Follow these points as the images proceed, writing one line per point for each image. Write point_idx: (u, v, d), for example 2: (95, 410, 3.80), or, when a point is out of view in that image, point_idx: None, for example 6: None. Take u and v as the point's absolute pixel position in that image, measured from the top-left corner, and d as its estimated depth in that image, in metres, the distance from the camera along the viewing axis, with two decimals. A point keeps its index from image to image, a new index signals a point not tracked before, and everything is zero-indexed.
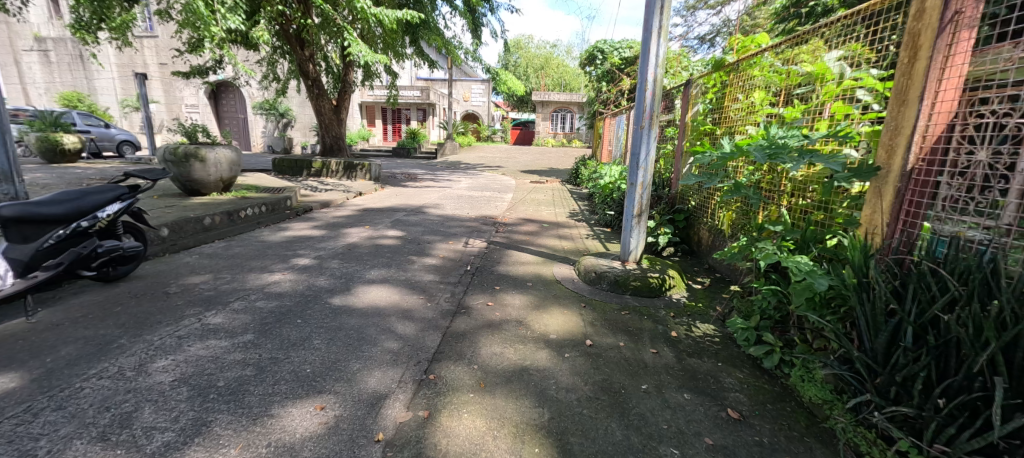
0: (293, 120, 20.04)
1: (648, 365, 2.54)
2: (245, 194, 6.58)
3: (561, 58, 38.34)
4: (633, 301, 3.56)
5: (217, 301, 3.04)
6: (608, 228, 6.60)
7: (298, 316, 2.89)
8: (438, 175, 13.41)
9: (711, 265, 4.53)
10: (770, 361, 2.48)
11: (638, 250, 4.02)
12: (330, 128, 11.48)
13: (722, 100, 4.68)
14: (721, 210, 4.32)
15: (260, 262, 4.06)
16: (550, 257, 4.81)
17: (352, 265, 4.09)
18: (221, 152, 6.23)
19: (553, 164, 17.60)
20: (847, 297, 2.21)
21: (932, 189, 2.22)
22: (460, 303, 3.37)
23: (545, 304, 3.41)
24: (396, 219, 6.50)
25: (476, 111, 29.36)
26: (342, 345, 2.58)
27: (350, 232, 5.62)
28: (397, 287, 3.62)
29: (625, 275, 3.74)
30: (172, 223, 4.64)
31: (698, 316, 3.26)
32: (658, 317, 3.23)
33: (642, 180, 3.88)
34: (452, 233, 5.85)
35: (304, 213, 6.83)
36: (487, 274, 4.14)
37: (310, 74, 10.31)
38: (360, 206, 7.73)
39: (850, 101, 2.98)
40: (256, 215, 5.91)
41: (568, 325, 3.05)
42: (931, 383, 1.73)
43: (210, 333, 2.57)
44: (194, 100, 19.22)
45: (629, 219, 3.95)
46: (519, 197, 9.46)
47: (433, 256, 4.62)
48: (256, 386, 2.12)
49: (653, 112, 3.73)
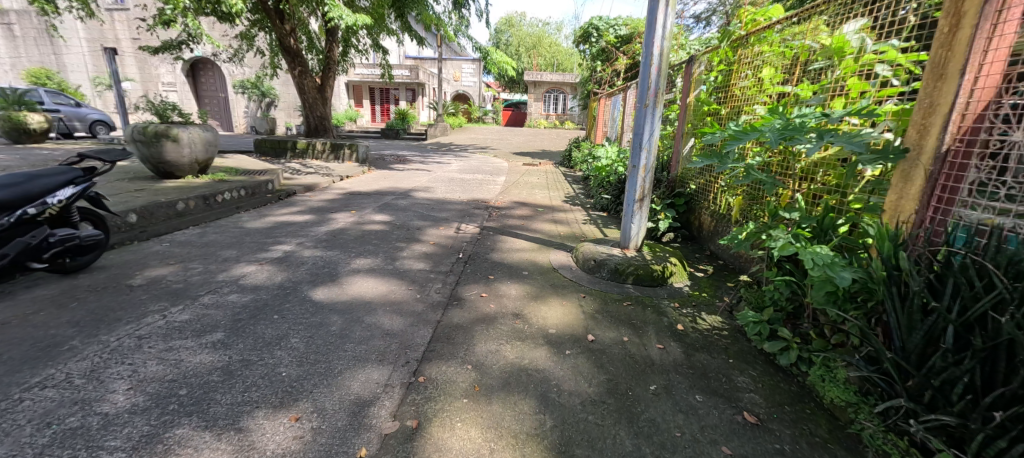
0: (276, 100, 19.42)
1: (655, 363, 2.37)
2: (224, 177, 6.26)
3: (554, 37, 37.51)
4: (634, 290, 3.37)
5: (186, 295, 2.78)
6: (605, 212, 6.40)
7: (275, 311, 2.66)
8: (428, 157, 13.04)
9: (713, 251, 4.41)
10: (787, 358, 2.29)
11: (638, 237, 3.83)
12: (314, 108, 11.02)
13: (729, 78, 4.47)
14: (727, 193, 4.17)
15: (237, 250, 3.80)
16: (545, 243, 4.61)
17: (336, 253, 3.84)
18: (195, 131, 5.86)
19: (545, 147, 17.30)
20: (874, 290, 2.03)
21: (967, 173, 2.05)
22: (452, 294, 3.15)
23: (542, 295, 3.22)
24: (385, 203, 6.22)
25: (467, 91, 28.72)
26: (323, 343, 2.36)
27: (337, 216, 5.35)
28: (385, 278, 3.39)
29: (626, 263, 3.54)
30: (140, 208, 4.33)
31: (704, 306, 3.10)
32: (662, 308, 3.05)
33: (645, 163, 3.66)
34: (443, 217, 5.61)
35: (286, 196, 6.53)
36: (480, 262, 3.94)
37: (292, 49, 9.81)
38: (346, 189, 7.42)
39: (868, 77, 2.79)
40: (234, 199, 5.61)
41: (568, 317, 2.86)
42: (975, 388, 1.58)
43: (176, 332, 2.33)
44: (171, 78, 18.58)
45: (630, 204, 3.75)
46: (512, 180, 9.20)
47: (423, 243, 4.40)
48: (224, 394, 1.90)
49: (657, 90, 3.51)
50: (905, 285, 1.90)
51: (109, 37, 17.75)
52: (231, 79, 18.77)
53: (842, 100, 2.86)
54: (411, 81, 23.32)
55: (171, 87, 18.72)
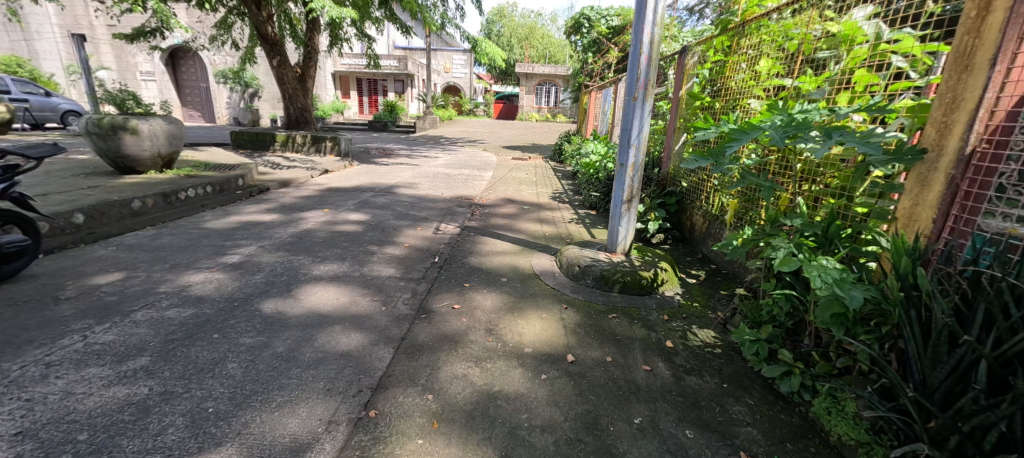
0: (259, 90, 18.87)
1: (641, 389, 2.11)
2: (190, 173, 5.91)
3: (547, 29, 36.98)
4: (621, 300, 3.11)
5: (116, 311, 2.47)
6: (593, 210, 6.16)
7: (216, 329, 2.36)
8: (414, 150, 12.68)
9: (705, 254, 4.19)
10: (788, 385, 2.04)
11: (626, 241, 3.58)
12: (295, 99, 10.60)
13: (724, 70, 4.24)
14: (723, 193, 3.95)
15: (189, 255, 3.47)
16: (528, 245, 4.34)
17: (298, 258, 3.53)
18: (156, 123, 5.49)
19: (535, 140, 16.96)
20: (889, 312, 1.80)
21: (993, 177, 1.82)
22: (421, 306, 2.87)
23: (520, 306, 2.95)
24: (362, 201, 5.90)
25: (458, 83, 28.34)
26: (264, 368, 2.07)
27: (308, 216, 5.03)
28: (349, 287, 3.10)
29: (612, 270, 3.29)
30: (89, 208, 3.99)
31: (696, 318, 2.85)
32: (650, 321, 2.80)
33: (634, 161, 3.38)
34: (423, 216, 5.31)
35: (258, 193, 6.19)
36: (457, 267, 3.65)
37: (270, 37, 9.39)
38: (324, 185, 7.08)
39: (878, 68, 2.58)
40: (198, 196, 5.27)
41: (547, 333, 2.59)
42: (1013, 437, 1.38)
43: (92, 358, 2.03)
44: (150, 67, 18.07)
45: (617, 205, 3.49)
46: (499, 176, 8.89)
47: (397, 245, 4.10)
48: (132, 439, 1.61)
49: (648, 81, 3.21)
50: (928, 308, 1.68)
51: (84, 24, 17.08)
52: (212, 68, 18.23)
53: (847, 95, 2.64)
54: (399, 72, 22.80)
55: (150, 77, 18.25)
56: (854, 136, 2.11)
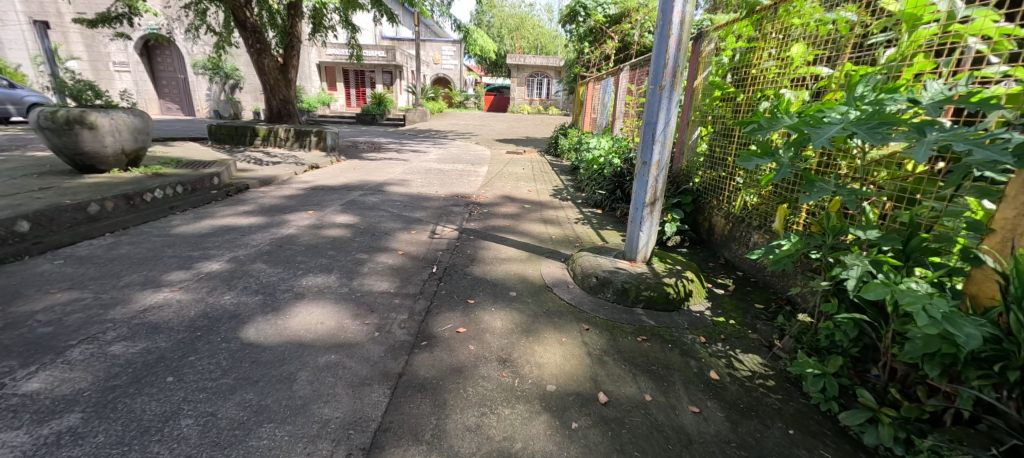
0: (241, 81, 18.11)
1: (694, 440, 1.74)
2: (159, 171, 5.40)
3: (537, 19, 36.18)
4: (648, 317, 2.74)
5: (49, 347, 2.04)
6: (598, 209, 5.80)
7: (172, 371, 1.94)
8: (405, 144, 12.18)
9: (728, 258, 3.87)
10: (875, 437, 1.68)
11: (646, 247, 3.20)
12: (276, 91, 10.02)
13: (747, 57, 3.88)
14: (748, 191, 3.63)
15: (150, 269, 3.03)
16: (535, 251, 3.95)
17: (277, 270, 3.09)
18: (118, 117, 4.98)
19: (529, 133, 16.47)
20: (1012, 353, 1.45)
21: None
22: (421, 330, 2.46)
23: (535, 328, 2.56)
24: (350, 200, 5.44)
25: (448, 74, 27.69)
26: (227, 426, 1.66)
27: (291, 217, 4.55)
28: (335, 306, 2.67)
29: (635, 282, 2.92)
30: (35, 215, 3.52)
31: (737, 340, 2.50)
32: (686, 345, 2.43)
33: (659, 159, 3.00)
34: (417, 218, 4.88)
35: (236, 192, 5.70)
36: (458, 278, 3.25)
37: (248, 23, 8.79)
38: (308, 183, 6.59)
39: (946, 53, 2.27)
40: (167, 198, 4.80)
41: (571, 364, 2.20)
42: None
43: (7, 419, 1.62)
44: (124, 57, 17.28)
45: (639, 208, 3.13)
46: (495, 171, 8.45)
47: (389, 253, 3.68)
48: None
49: (677, 68, 2.82)
50: None
51: (52, 13, 16.21)
52: (191, 59, 17.46)
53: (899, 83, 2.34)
54: (386, 63, 22.04)
55: (124, 68, 17.45)
56: (959, 130, 1.72)
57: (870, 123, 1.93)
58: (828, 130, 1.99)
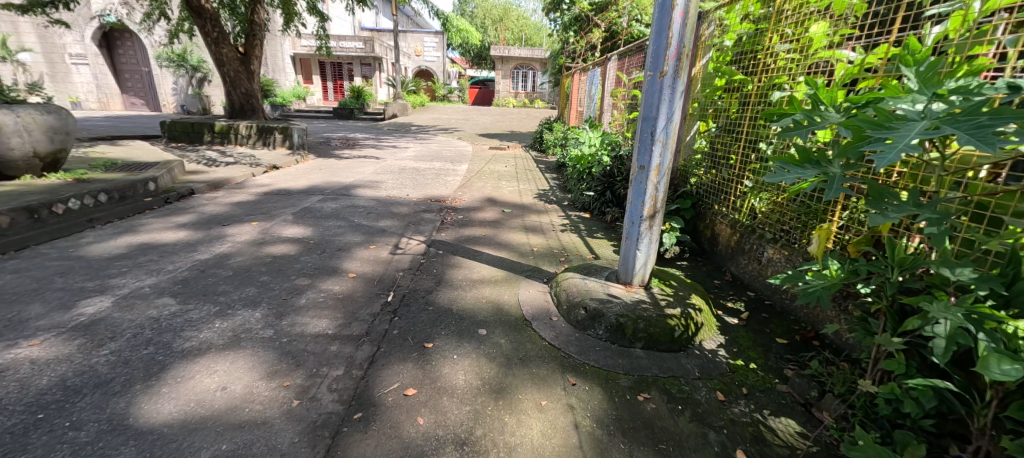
0: (209, 74, 17.15)
1: None
2: (83, 176, 4.69)
3: (521, 10, 35.34)
4: (649, 363, 2.20)
5: None
6: (586, 213, 5.26)
7: None
8: (381, 140, 11.47)
9: (734, 274, 3.36)
10: None
11: (645, 269, 2.65)
12: (237, 84, 9.22)
13: (755, 39, 3.35)
14: (759, 196, 3.15)
15: (22, 309, 2.39)
16: (514, 268, 3.38)
17: (189, 306, 2.48)
18: (27, 116, 4.31)
19: (513, 128, 15.82)
20: None
21: None
22: (359, 395, 1.88)
23: (508, 384, 1.99)
24: (307, 207, 4.81)
25: (430, 67, 26.86)
26: None
27: (230, 230, 3.90)
28: (249, 358, 2.08)
29: (633, 316, 2.36)
30: None
31: (764, 396, 1.98)
32: (701, 407, 1.90)
33: (660, 163, 2.44)
34: (381, 228, 4.27)
35: (177, 199, 5.02)
36: (418, 310, 2.66)
37: (202, 8, 7.98)
38: (265, 186, 5.91)
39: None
40: (87, 208, 4.12)
41: (552, 447, 1.65)
42: None
43: None
44: (80, 49, 16.14)
45: (635, 222, 2.58)
46: (475, 170, 7.84)
47: (338, 276, 3.07)
48: None
49: (682, 49, 2.25)
50: None
51: None
52: (154, 51, 16.42)
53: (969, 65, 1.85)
54: (365, 55, 21.16)
55: (81, 60, 16.27)
56: None
57: (972, 122, 1.36)
58: (907, 130, 1.43)
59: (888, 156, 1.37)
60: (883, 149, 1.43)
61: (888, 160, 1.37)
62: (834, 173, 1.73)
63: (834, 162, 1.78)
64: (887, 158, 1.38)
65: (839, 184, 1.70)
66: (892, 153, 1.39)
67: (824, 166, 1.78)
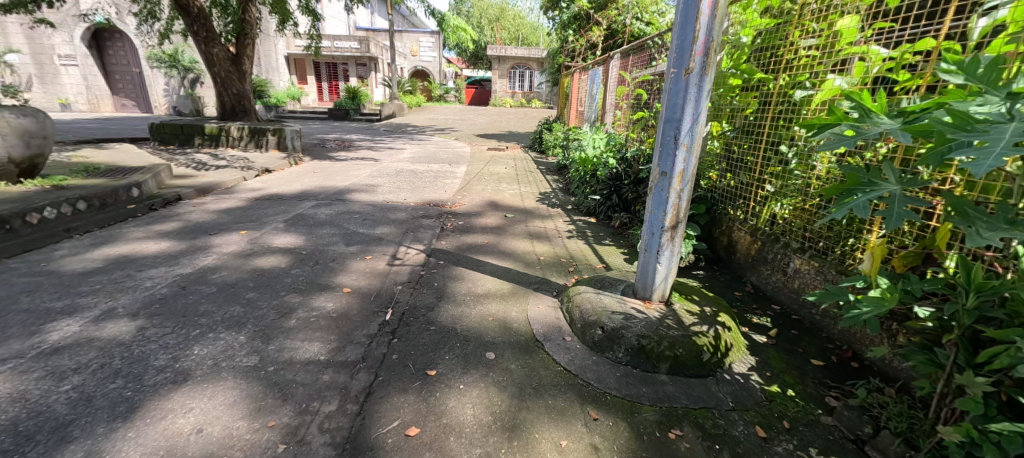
0: (201, 75, 16.85)
1: None
2: (62, 183, 4.45)
3: (518, 9, 35.07)
4: (676, 391, 1.98)
5: None
6: (592, 218, 5.04)
7: None
8: (377, 142, 11.23)
9: (755, 284, 3.16)
10: None
11: (665, 283, 2.43)
12: (229, 84, 8.96)
13: (774, 36, 3.15)
14: (780, 201, 2.96)
15: None
16: (520, 280, 3.16)
17: (166, 330, 2.26)
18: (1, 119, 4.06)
19: (511, 128, 15.58)
20: None
21: None
22: (352, 436, 1.66)
23: (521, 421, 1.77)
24: (299, 214, 4.57)
25: (426, 67, 26.59)
26: None
27: (217, 240, 3.68)
28: (229, 391, 1.86)
29: (656, 338, 2.15)
30: None
31: (808, 431, 1.77)
32: (739, 446, 1.69)
33: (685, 168, 2.22)
34: (377, 235, 4.05)
35: (163, 206, 4.78)
36: (418, 329, 2.44)
37: (191, 6, 7.72)
38: (255, 191, 5.67)
39: None
40: (65, 217, 3.88)
41: None
42: None
43: None
44: (70, 49, 15.81)
45: (655, 233, 2.37)
46: (474, 172, 7.61)
47: (331, 291, 2.85)
48: None
49: (712, 42, 2.03)
50: None
51: None
52: (145, 51, 16.10)
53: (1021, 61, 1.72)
54: (360, 55, 20.90)
55: (71, 61, 15.94)
56: None
57: None
58: (1000, 134, 1.28)
59: (987, 164, 1.21)
60: (978, 156, 1.26)
61: (990, 167, 1.21)
62: (894, 192, 1.64)
63: (896, 177, 1.69)
64: (985, 167, 1.21)
65: (900, 208, 1.60)
66: (990, 159, 1.23)
67: (882, 185, 1.68)
